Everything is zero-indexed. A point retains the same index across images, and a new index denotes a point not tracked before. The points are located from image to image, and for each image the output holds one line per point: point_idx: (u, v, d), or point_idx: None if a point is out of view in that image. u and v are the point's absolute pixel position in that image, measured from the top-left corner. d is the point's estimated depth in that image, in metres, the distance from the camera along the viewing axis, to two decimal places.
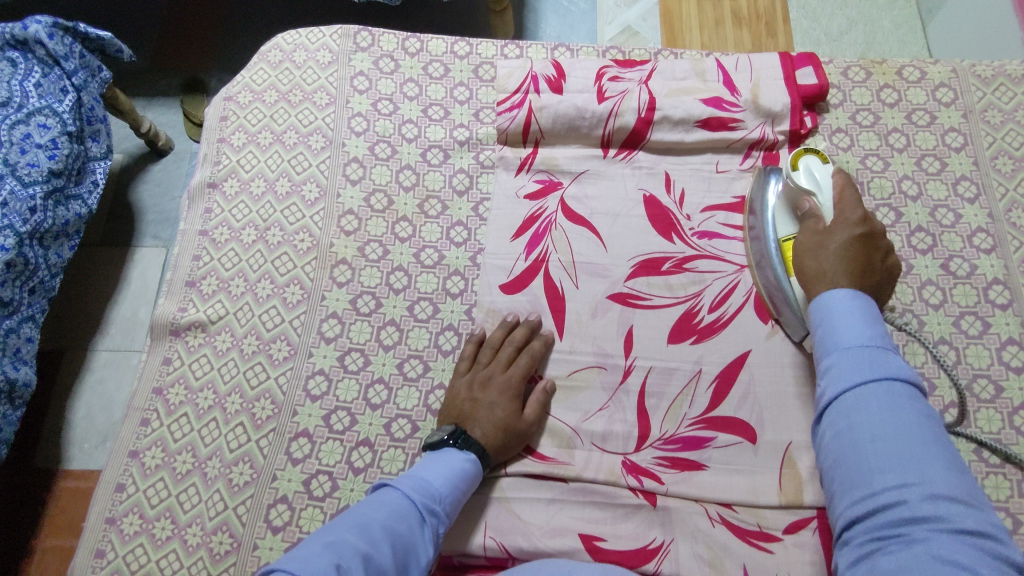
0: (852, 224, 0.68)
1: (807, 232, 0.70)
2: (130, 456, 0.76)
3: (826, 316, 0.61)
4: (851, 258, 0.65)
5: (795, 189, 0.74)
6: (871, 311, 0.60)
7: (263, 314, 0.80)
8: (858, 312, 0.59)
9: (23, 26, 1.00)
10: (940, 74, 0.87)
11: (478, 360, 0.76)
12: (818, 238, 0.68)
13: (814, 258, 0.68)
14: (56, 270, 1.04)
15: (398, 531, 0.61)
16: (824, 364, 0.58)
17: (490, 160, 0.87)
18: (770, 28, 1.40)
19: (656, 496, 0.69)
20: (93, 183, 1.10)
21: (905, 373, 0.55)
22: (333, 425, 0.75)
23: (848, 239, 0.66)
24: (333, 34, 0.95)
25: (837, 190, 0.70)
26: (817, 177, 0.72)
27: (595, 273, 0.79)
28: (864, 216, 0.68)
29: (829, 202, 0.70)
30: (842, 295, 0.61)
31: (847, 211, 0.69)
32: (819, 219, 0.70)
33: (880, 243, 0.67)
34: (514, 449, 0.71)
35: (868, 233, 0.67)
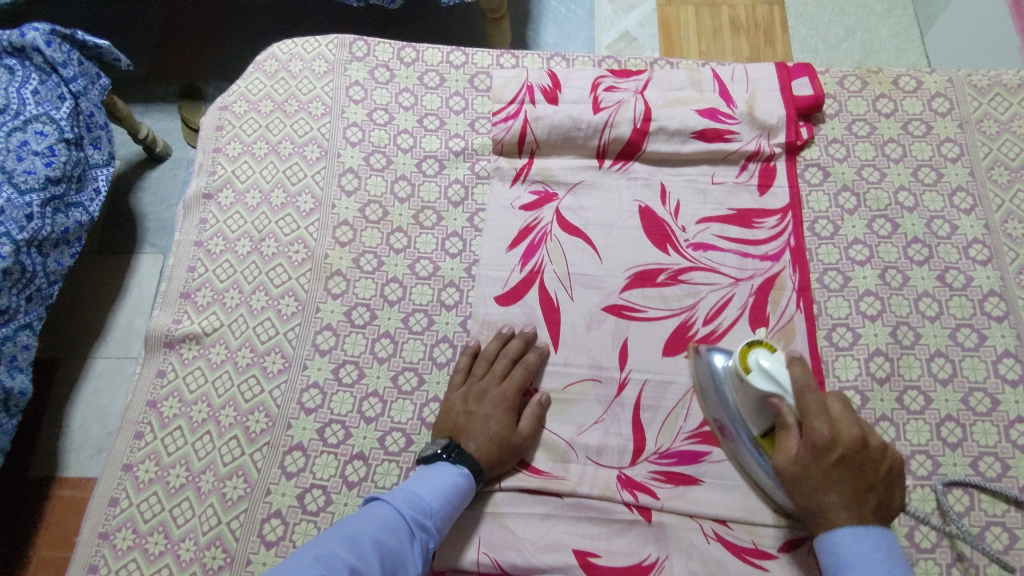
0: (826, 449, 0.62)
1: (785, 457, 0.64)
2: (123, 469, 0.75)
3: (834, 561, 0.60)
4: (840, 494, 0.61)
5: (753, 393, 0.65)
6: (885, 546, 0.60)
7: (257, 326, 0.80)
8: (873, 552, 0.59)
9: (20, 33, 0.99)
10: (937, 84, 0.86)
11: (472, 373, 0.75)
12: (799, 470, 0.63)
13: (806, 499, 0.62)
14: (55, 278, 1.04)
15: (387, 545, 0.61)
16: None
17: (486, 171, 0.87)
18: (767, 36, 1.40)
19: (650, 512, 0.69)
20: (95, 190, 1.10)
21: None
22: (327, 439, 0.75)
23: (830, 472, 0.62)
24: (329, 44, 0.95)
25: (799, 392, 0.63)
26: (777, 377, 0.63)
27: (590, 285, 0.79)
28: (832, 431, 0.62)
29: (794, 407, 0.64)
30: (849, 532, 0.60)
31: (816, 428, 0.62)
32: (790, 437, 0.64)
33: (860, 453, 0.62)
34: (508, 463, 0.71)
35: (845, 457, 0.62)
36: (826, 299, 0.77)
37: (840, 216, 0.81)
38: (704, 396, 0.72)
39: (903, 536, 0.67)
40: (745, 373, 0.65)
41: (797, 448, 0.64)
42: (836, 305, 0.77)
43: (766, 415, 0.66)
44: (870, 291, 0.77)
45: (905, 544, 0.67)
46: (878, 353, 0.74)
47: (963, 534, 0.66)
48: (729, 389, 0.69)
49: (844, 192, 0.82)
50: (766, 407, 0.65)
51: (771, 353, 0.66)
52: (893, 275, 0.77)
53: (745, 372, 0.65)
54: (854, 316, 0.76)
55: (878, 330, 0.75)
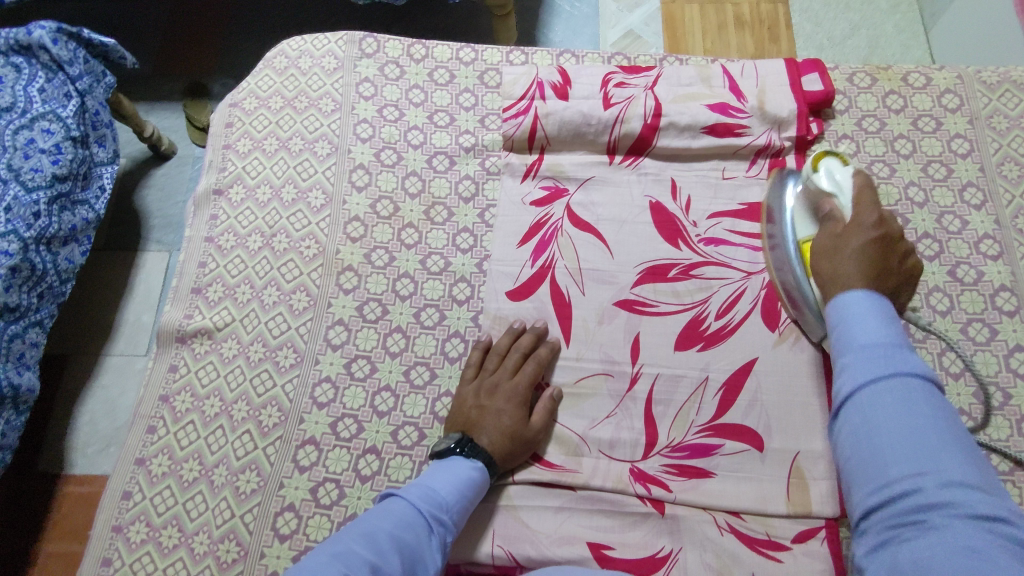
0: (871, 224, 0.65)
1: (827, 230, 0.68)
2: (136, 463, 0.76)
3: (843, 316, 0.58)
4: (866, 263, 0.62)
5: (817, 189, 0.72)
6: (889, 313, 0.57)
7: (269, 321, 0.80)
8: (875, 312, 0.57)
9: (27, 31, 1.00)
10: (946, 80, 0.87)
11: (484, 367, 0.75)
12: (835, 240, 0.66)
13: (830, 261, 0.65)
14: (67, 276, 1.04)
15: (406, 541, 0.61)
16: (840, 364, 0.55)
17: (496, 167, 0.87)
18: (772, 33, 1.40)
19: (663, 504, 0.69)
20: (100, 188, 1.10)
21: (919, 366, 0.52)
22: (340, 433, 0.75)
23: (864, 236, 0.65)
24: (338, 41, 0.95)
25: (856, 192, 0.68)
26: (836, 179, 0.70)
27: (601, 280, 0.79)
28: (881, 219, 0.66)
29: (848, 203, 0.69)
30: (858, 295, 0.58)
31: (865, 214, 0.66)
32: (838, 222, 0.68)
33: (894, 244, 0.65)
34: (522, 456, 0.71)
35: (886, 237, 0.65)
36: None
37: None
38: (773, 221, 0.78)
39: None
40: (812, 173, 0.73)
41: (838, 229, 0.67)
42: None
43: (820, 214, 0.71)
44: None
45: None
46: None
47: None
48: (796, 218, 0.75)
49: None
50: (823, 212, 0.71)
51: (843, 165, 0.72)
52: None
53: (812, 173, 0.72)
54: None
55: None
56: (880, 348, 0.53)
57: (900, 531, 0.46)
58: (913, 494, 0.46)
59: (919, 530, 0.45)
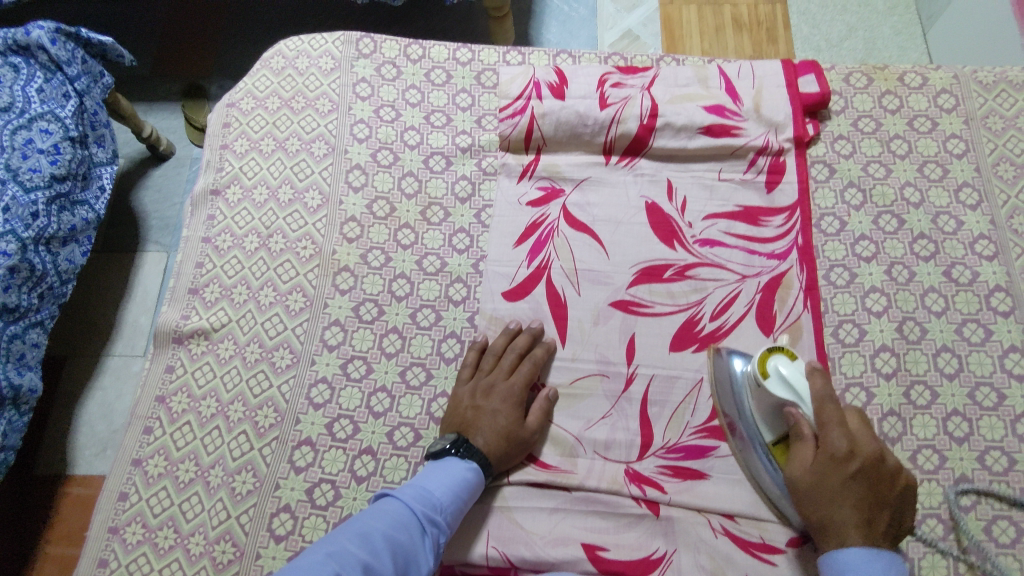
0: (845, 459, 0.62)
1: (799, 467, 0.63)
2: (133, 464, 0.76)
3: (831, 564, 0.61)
4: (856, 508, 0.61)
5: (771, 399, 0.66)
6: (893, 572, 0.59)
7: (265, 322, 0.81)
8: (878, 565, 0.59)
9: (25, 31, 1.00)
10: (942, 80, 0.86)
11: (480, 368, 0.76)
12: (816, 479, 0.62)
13: (818, 509, 0.62)
14: (67, 276, 1.04)
15: (399, 541, 0.61)
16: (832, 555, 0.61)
17: (492, 167, 0.87)
18: (770, 34, 1.40)
19: (658, 506, 0.69)
20: (100, 188, 1.10)
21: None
22: (335, 433, 0.75)
23: (847, 482, 0.61)
24: (335, 41, 0.95)
25: (818, 402, 0.63)
26: (793, 385, 0.64)
27: (597, 280, 0.79)
28: (851, 445, 0.62)
29: (811, 417, 0.64)
30: (856, 551, 0.60)
31: (834, 441, 0.62)
32: (807, 447, 0.64)
33: (878, 467, 0.62)
34: (517, 458, 0.71)
35: (863, 469, 0.61)
36: (832, 295, 0.77)
37: (847, 212, 0.81)
38: (721, 407, 0.72)
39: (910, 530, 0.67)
40: (762, 378, 0.66)
41: (812, 460, 0.63)
42: (842, 302, 0.77)
43: (784, 423, 0.66)
44: (876, 287, 0.77)
45: (912, 537, 0.67)
46: (884, 349, 0.74)
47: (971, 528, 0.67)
48: (747, 395, 0.69)
49: (850, 188, 0.82)
50: (788, 421, 0.65)
51: (793, 362, 0.66)
52: (900, 270, 0.78)
53: (762, 378, 0.66)
54: (860, 312, 0.76)
55: (885, 326, 0.75)
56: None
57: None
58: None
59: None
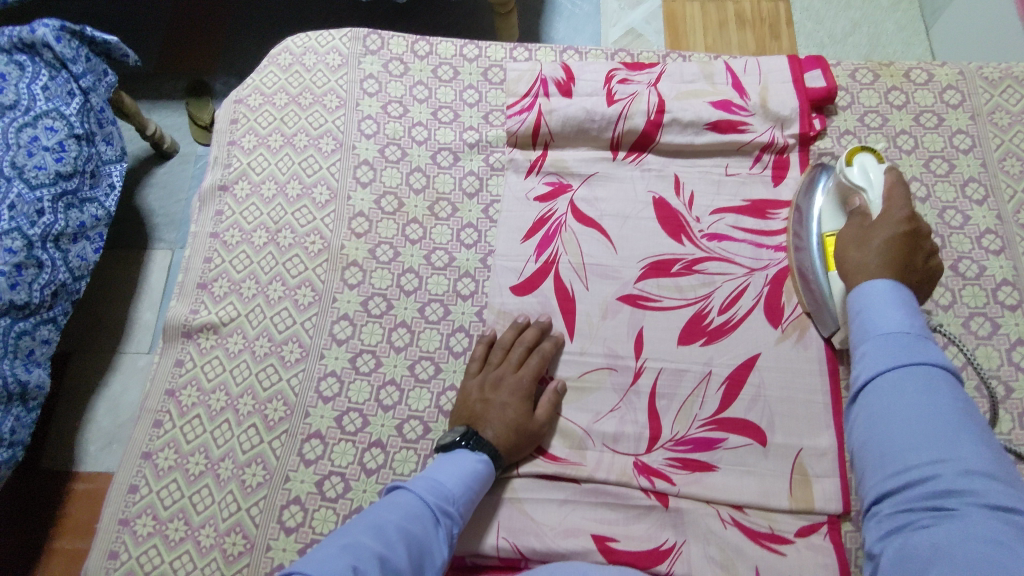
0: (900, 223, 0.66)
1: (848, 230, 0.70)
2: (143, 457, 0.76)
3: (862, 304, 0.60)
4: (891, 257, 0.64)
5: (845, 184, 0.73)
6: (911, 302, 0.59)
7: (274, 316, 0.81)
8: (892, 300, 0.59)
9: (29, 29, 1.00)
10: (948, 76, 0.87)
11: (488, 361, 0.76)
12: (863, 228, 0.68)
13: (852, 252, 0.67)
14: (79, 273, 1.05)
15: (413, 533, 0.61)
16: (859, 350, 0.58)
17: (500, 163, 0.87)
18: (773, 31, 1.40)
19: (667, 497, 0.69)
20: (110, 185, 1.11)
21: (940, 358, 0.54)
22: (345, 426, 0.75)
23: (892, 225, 0.66)
24: (342, 37, 0.96)
25: (887, 188, 0.69)
26: (868, 174, 0.71)
27: (605, 275, 0.80)
28: (909, 215, 0.67)
29: (876, 195, 0.70)
30: (884, 290, 0.59)
31: (893, 210, 0.68)
32: (866, 214, 0.70)
33: (923, 242, 0.66)
34: (526, 449, 0.71)
35: (914, 228, 0.66)
36: None
37: None
38: (794, 228, 0.78)
39: None
40: (845, 165, 0.73)
41: (871, 216, 0.69)
42: None
43: (848, 208, 0.73)
44: None
45: None
46: None
47: None
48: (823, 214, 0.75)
49: None
50: (853, 208, 0.72)
51: (878, 162, 0.72)
52: None
53: (845, 167, 0.74)
54: None
55: None
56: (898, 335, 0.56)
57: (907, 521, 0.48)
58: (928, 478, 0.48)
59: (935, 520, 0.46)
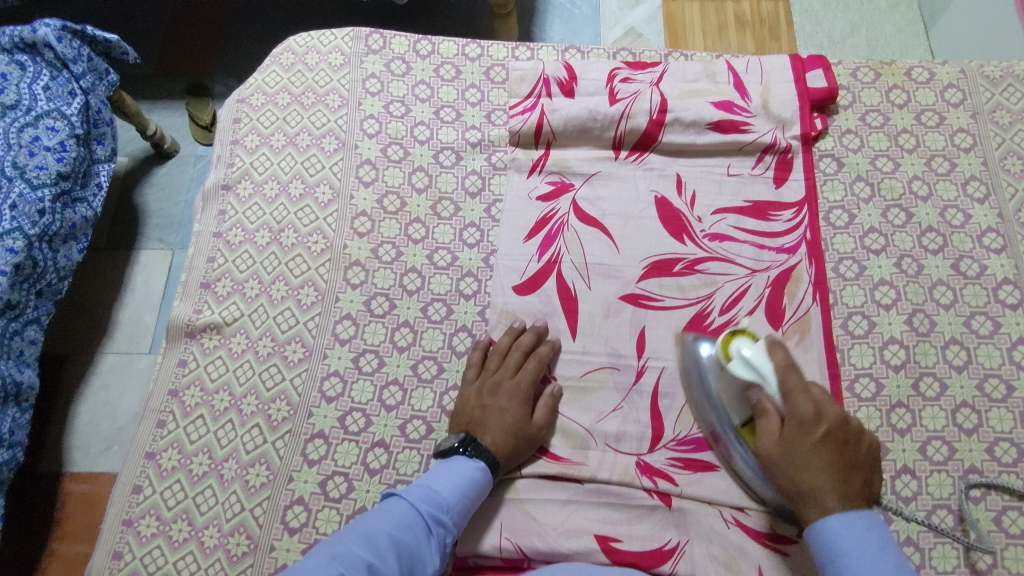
0: (812, 424, 0.63)
1: (770, 435, 0.64)
2: (146, 457, 0.76)
3: (832, 549, 0.58)
4: (831, 464, 0.61)
5: (736, 383, 0.67)
6: (883, 534, 0.58)
7: (277, 316, 0.81)
8: (870, 538, 0.57)
9: (32, 29, 1.00)
10: (949, 74, 0.87)
11: (486, 367, 0.76)
12: (784, 451, 0.63)
13: (788, 477, 0.62)
14: (65, 273, 1.04)
15: (404, 542, 0.62)
16: None
17: (502, 162, 0.87)
18: (773, 33, 1.40)
19: (670, 497, 0.69)
20: (99, 185, 1.10)
21: None
22: (348, 427, 0.75)
23: (814, 448, 0.62)
24: (344, 37, 0.96)
25: (783, 374, 0.64)
26: (756, 365, 0.65)
27: (607, 274, 0.80)
28: (818, 410, 0.63)
29: (777, 395, 0.64)
30: (846, 518, 0.59)
31: (800, 406, 0.63)
32: (772, 421, 0.64)
33: (844, 431, 0.63)
34: (526, 453, 0.71)
35: (830, 433, 0.62)
36: (841, 288, 0.78)
37: (856, 205, 0.82)
38: (697, 411, 0.72)
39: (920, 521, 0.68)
40: (728, 362, 0.67)
41: (781, 429, 0.64)
42: (852, 294, 0.77)
43: (748, 402, 0.67)
44: (885, 280, 0.78)
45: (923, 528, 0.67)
46: (893, 342, 0.75)
47: (980, 518, 0.67)
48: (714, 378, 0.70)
49: (858, 182, 0.83)
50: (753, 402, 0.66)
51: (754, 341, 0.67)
52: (909, 263, 0.78)
53: (727, 360, 0.67)
54: (869, 305, 0.77)
55: (894, 319, 0.76)
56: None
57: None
58: None
59: None
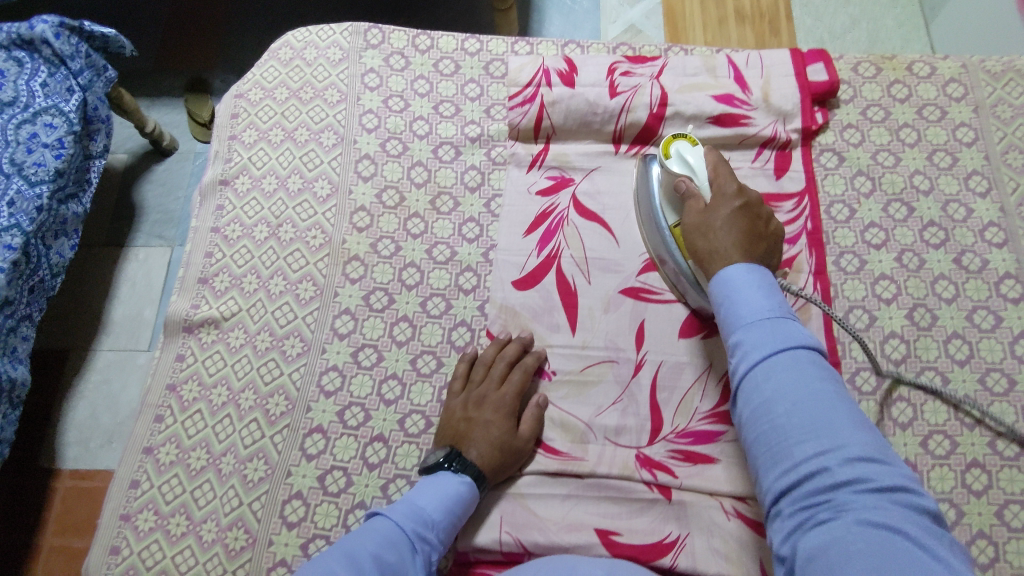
0: (733, 196, 0.71)
1: (691, 214, 0.72)
2: (144, 452, 0.76)
3: (727, 291, 0.62)
4: (741, 235, 0.68)
5: (671, 177, 0.76)
6: (769, 282, 0.62)
7: (276, 310, 0.81)
8: (756, 280, 0.62)
9: (30, 25, 0.99)
10: (950, 69, 0.87)
11: (471, 379, 0.74)
12: (707, 220, 0.70)
13: (704, 238, 0.70)
14: (57, 269, 1.04)
15: (388, 560, 0.61)
16: (733, 341, 0.59)
17: (502, 157, 0.87)
18: (773, 28, 1.40)
19: (669, 490, 0.69)
20: (87, 182, 1.10)
21: (806, 339, 0.57)
22: (347, 421, 0.75)
23: (732, 212, 0.70)
24: (343, 32, 0.95)
25: (713, 166, 0.74)
26: (690, 164, 0.75)
27: (608, 269, 0.80)
28: (739, 188, 0.72)
29: (702, 183, 0.74)
30: (743, 270, 0.62)
31: (725, 185, 0.72)
32: (698, 199, 0.73)
33: (756, 209, 0.71)
34: (512, 468, 0.70)
35: (745, 207, 0.71)
36: (842, 281, 0.77)
37: (857, 200, 0.81)
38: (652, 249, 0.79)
39: None
40: (665, 159, 0.76)
41: (704, 206, 0.72)
42: (852, 288, 0.77)
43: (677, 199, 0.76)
44: (886, 275, 0.77)
45: None
46: (894, 336, 0.75)
47: (983, 512, 0.67)
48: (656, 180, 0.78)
49: (859, 177, 0.82)
50: (684, 195, 0.75)
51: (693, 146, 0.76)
52: (910, 258, 0.78)
53: (666, 159, 0.76)
54: (870, 299, 0.76)
55: (895, 313, 0.75)
56: (761, 321, 0.58)
57: (815, 512, 0.48)
58: (817, 472, 0.50)
59: (832, 512, 0.48)
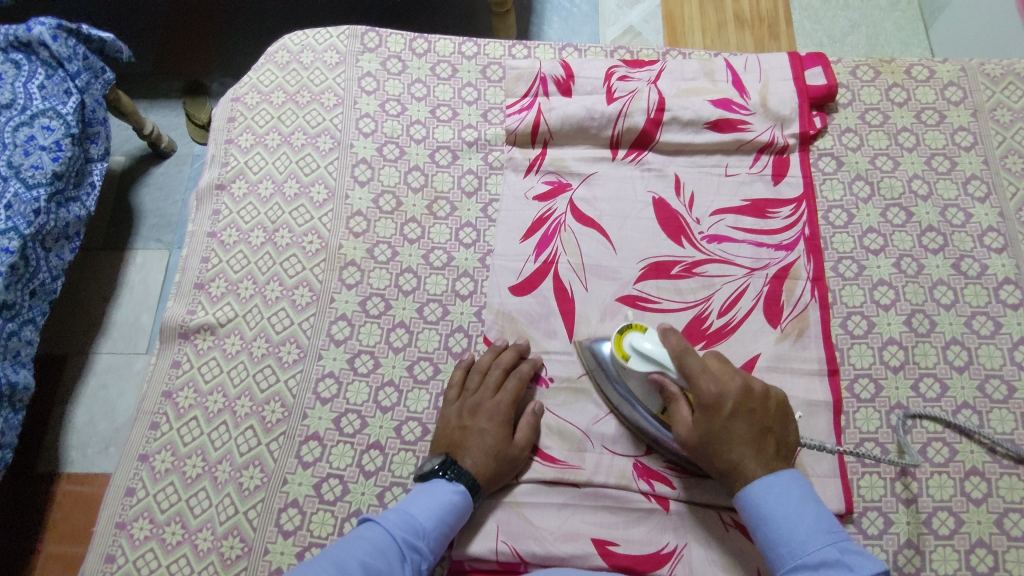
0: (719, 405, 0.64)
1: (684, 430, 0.66)
2: (140, 459, 0.75)
3: (760, 512, 0.62)
4: (750, 426, 0.64)
5: (641, 378, 0.69)
6: (802, 494, 0.62)
7: (272, 316, 0.80)
8: (790, 497, 0.61)
9: (27, 28, 0.99)
10: (949, 72, 0.86)
11: (466, 387, 0.74)
12: (707, 437, 0.64)
13: (712, 460, 0.64)
14: (57, 272, 1.03)
15: (376, 568, 0.61)
16: (780, 574, 0.59)
17: (499, 161, 0.87)
18: (772, 31, 1.40)
19: (667, 500, 0.69)
20: (91, 185, 1.09)
21: (852, 560, 0.57)
22: (343, 428, 0.75)
23: (728, 422, 0.64)
24: (340, 35, 0.95)
25: (680, 358, 0.66)
26: (654, 358, 0.67)
27: (604, 275, 0.79)
28: (720, 387, 0.64)
29: (678, 378, 0.67)
30: (771, 491, 0.61)
31: (704, 388, 0.65)
32: (684, 414, 0.66)
33: (749, 398, 0.64)
34: (507, 477, 0.70)
35: (737, 405, 0.64)
36: (840, 287, 0.77)
37: (855, 204, 0.81)
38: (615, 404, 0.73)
39: (920, 523, 0.67)
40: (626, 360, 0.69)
41: (692, 417, 0.66)
42: (850, 294, 0.77)
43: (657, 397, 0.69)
44: (884, 280, 0.77)
45: (923, 530, 0.67)
46: (892, 342, 0.74)
47: (981, 521, 0.67)
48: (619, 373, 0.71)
49: (858, 181, 0.82)
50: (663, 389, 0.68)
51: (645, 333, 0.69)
52: (909, 263, 0.77)
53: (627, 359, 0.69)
54: (869, 305, 0.76)
55: (893, 319, 0.75)
56: (804, 545, 0.59)
57: None
58: None
59: None
